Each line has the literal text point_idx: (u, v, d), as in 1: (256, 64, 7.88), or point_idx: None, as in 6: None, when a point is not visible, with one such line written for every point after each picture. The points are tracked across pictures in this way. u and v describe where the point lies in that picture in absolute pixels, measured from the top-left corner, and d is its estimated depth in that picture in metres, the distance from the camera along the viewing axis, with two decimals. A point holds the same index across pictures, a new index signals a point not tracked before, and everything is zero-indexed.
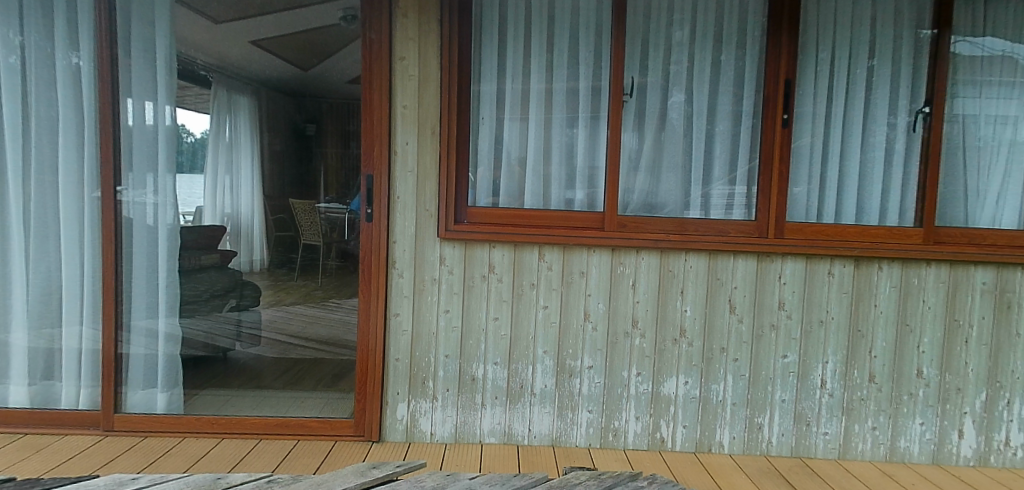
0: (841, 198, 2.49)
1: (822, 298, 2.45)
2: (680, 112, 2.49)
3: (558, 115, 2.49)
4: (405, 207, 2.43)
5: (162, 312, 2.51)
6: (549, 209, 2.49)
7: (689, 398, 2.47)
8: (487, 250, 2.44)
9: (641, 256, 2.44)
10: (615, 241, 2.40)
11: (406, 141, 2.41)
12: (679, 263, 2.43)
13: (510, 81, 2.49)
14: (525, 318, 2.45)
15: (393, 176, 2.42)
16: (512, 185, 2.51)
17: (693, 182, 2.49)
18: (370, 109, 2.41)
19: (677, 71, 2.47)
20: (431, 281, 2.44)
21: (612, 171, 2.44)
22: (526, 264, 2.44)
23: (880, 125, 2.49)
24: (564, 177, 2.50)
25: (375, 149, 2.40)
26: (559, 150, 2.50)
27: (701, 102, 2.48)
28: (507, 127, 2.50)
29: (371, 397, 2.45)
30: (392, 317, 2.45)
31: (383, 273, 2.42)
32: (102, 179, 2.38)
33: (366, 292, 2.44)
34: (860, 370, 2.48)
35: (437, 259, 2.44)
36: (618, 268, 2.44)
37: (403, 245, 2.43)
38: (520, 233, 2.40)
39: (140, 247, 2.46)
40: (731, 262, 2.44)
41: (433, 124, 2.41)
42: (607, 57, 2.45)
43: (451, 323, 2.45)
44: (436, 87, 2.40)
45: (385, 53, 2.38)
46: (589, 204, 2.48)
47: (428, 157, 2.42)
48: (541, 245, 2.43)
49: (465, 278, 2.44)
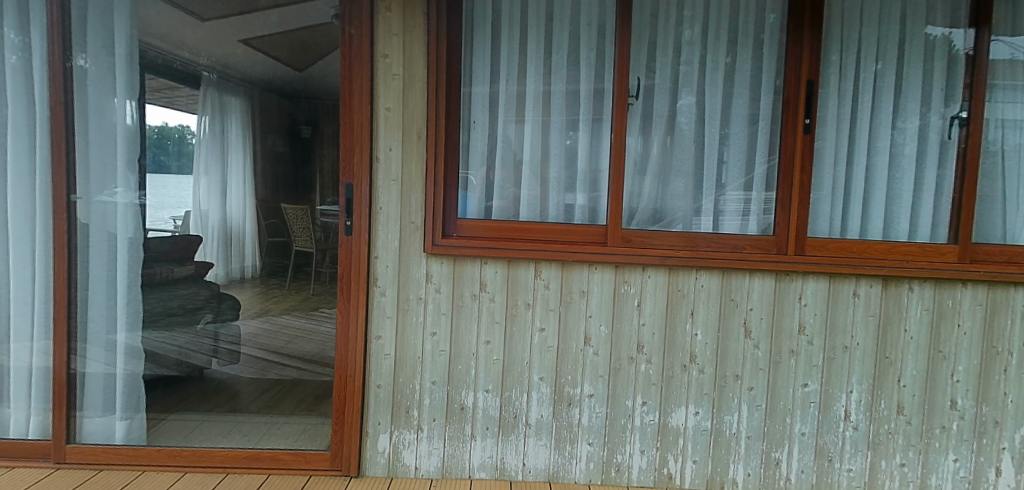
0: (866, 211, 2.27)
1: (846, 322, 2.23)
2: (690, 116, 2.27)
3: (557, 118, 2.28)
4: (388, 219, 2.21)
5: (121, 326, 2.31)
6: (547, 222, 2.27)
7: (699, 430, 2.25)
8: (478, 267, 2.22)
9: (647, 274, 2.21)
10: (619, 257, 2.18)
11: (389, 147, 2.20)
12: (689, 282, 2.21)
13: (504, 82, 2.27)
14: (520, 342, 2.23)
15: (375, 184, 2.21)
16: (506, 195, 2.29)
17: (704, 193, 2.27)
18: (350, 111, 2.19)
19: (687, 72, 2.26)
20: (416, 300, 2.23)
21: (615, 179, 2.22)
22: (521, 281, 2.22)
23: (910, 132, 2.26)
24: (563, 187, 2.28)
25: (354, 155, 2.19)
26: (558, 157, 2.28)
27: (713, 105, 2.26)
28: (501, 132, 2.29)
29: (350, 428, 2.24)
30: (373, 340, 2.24)
31: (363, 292, 2.21)
32: (54, 186, 2.18)
33: (345, 311, 2.23)
34: (888, 401, 2.26)
35: (423, 276, 2.22)
36: (621, 287, 2.21)
37: (386, 260, 2.22)
38: (514, 248, 2.18)
39: (97, 260, 2.25)
40: (747, 281, 2.21)
41: (419, 128, 2.20)
42: (610, 55, 2.23)
43: (438, 346, 2.24)
44: (422, 88, 2.19)
45: (367, 50, 2.17)
46: (591, 216, 2.27)
47: (413, 164, 2.20)
48: (538, 261, 2.21)
49: (454, 298, 2.23)
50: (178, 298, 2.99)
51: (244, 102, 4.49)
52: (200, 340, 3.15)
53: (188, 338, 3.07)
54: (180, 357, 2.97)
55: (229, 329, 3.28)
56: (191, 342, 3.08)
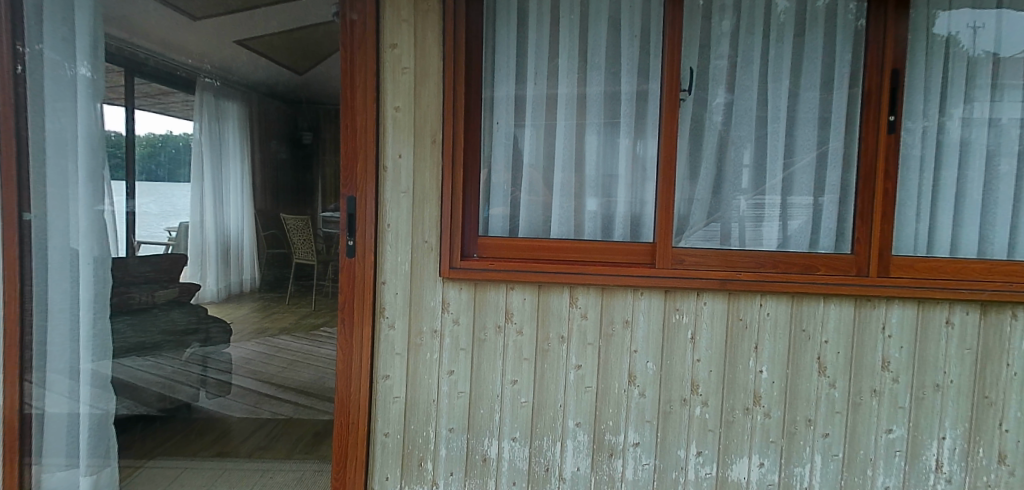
0: (961, 225, 1.91)
1: (939, 356, 1.88)
2: (749, 114, 1.93)
3: (593, 118, 1.95)
4: (397, 239, 1.89)
5: (86, 359, 1.98)
6: (583, 239, 1.94)
7: (765, 485, 1.91)
8: (503, 293, 1.89)
9: (703, 301, 1.87)
10: (669, 280, 1.84)
11: (398, 153, 1.88)
12: (752, 310, 1.87)
13: (532, 78, 1.95)
14: (551, 381, 1.90)
15: (382, 197, 1.88)
16: (534, 208, 1.97)
17: (767, 207, 1.94)
18: (351, 112, 1.86)
19: (746, 62, 1.93)
20: (429, 334, 1.90)
21: (665, 189, 1.87)
22: (553, 310, 1.89)
23: (1014, 128, 1.88)
24: (602, 199, 1.95)
25: (357, 163, 1.86)
26: (596, 163, 1.95)
27: (777, 103, 1.93)
28: (530, 136, 1.96)
29: (353, 484, 1.91)
30: (380, 380, 1.91)
31: (368, 324, 1.88)
32: (4, 203, 1.88)
33: (347, 346, 1.89)
34: (987, 449, 1.90)
35: (437, 304, 1.89)
36: (672, 317, 1.87)
37: (394, 286, 1.89)
38: (543, 271, 1.85)
39: (54, 287, 1.93)
40: (821, 308, 1.87)
41: (433, 132, 1.87)
42: (656, 44, 1.90)
43: (456, 387, 1.90)
44: (436, 83, 1.87)
45: (373, 39, 1.85)
46: (634, 232, 1.93)
47: (426, 173, 1.88)
48: (572, 286, 1.88)
49: (474, 330, 1.89)
50: (156, 325, 2.64)
51: (241, 107, 4.21)
52: (186, 369, 2.77)
53: (170, 368, 2.69)
54: (162, 390, 2.61)
55: (216, 352, 2.93)
56: (176, 373, 2.71)
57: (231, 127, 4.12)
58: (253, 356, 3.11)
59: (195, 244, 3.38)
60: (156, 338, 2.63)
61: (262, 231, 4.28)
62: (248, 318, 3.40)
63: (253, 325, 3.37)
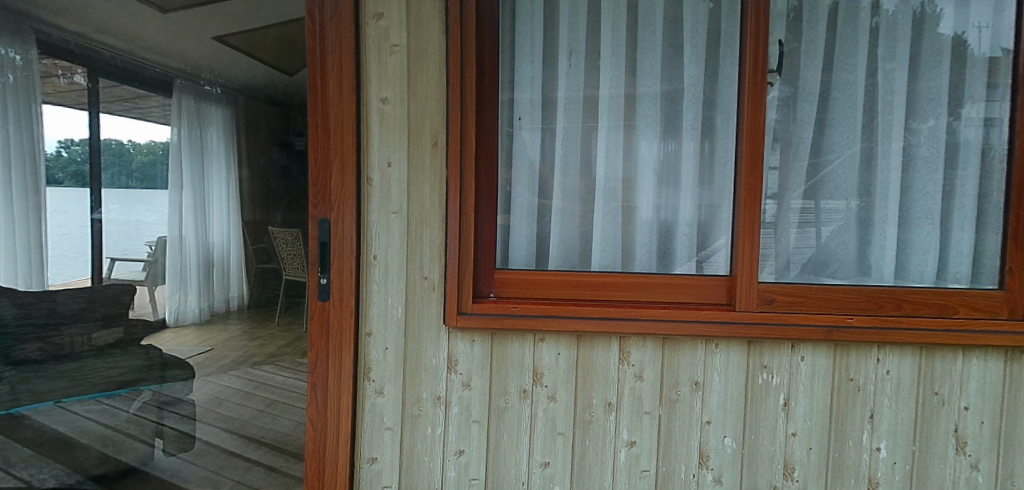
0: None
1: None
2: (853, 102, 1.46)
3: (646, 111, 1.46)
4: (386, 275, 1.41)
5: None
6: (634, 272, 1.46)
7: None
8: (529, 345, 1.41)
9: (799, 356, 1.39)
10: (752, 328, 1.37)
11: (385, 160, 1.41)
12: (865, 366, 1.38)
13: (565, 58, 1.47)
14: (594, 462, 1.42)
15: (365, 219, 1.41)
16: (569, 233, 1.48)
17: (879, 225, 1.46)
18: (323, 106, 1.40)
19: (850, 34, 1.45)
20: (431, 402, 1.42)
21: (747, 204, 1.38)
22: (596, 368, 1.41)
23: None
24: (660, 217, 1.47)
25: (331, 175, 1.39)
26: (650, 173, 1.47)
27: (892, 88, 1.45)
28: (561, 136, 1.48)
29: None
30: (364, 463, 1.43)
31: (347, 389, 1.40)
32: None
33: (320, 421, 1.41)
34: None
35: (442, 362, 1.41)
36: (758, 377, 1.39)
37: (383, 337, 1.41)
38: (583, 316, 1.38)
39: None
40: (959, 364, 1.38)
41: (433, 131, 1.40)
42: (730, 11, 1.43)
43: (467, 473, 1.42)
44: (437, 64, 1.40)
45: (350, 7, 1.39)
46: (702, 259, 1.45)
47: (424, 185, 1.40)
48: (621, 336, 1.40)
49: (491, 396, 1.41)
50: (84, 371, 1.99)
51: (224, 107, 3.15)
52: (141, 419, 1.98)
53: (125, 415, 1.96)
54: (102, 448, 1.86)
55: (168, 391, 2.07)
56: (126, 422, 1.95)
57: (215, 130, 3.10)
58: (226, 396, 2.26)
59: (177, 264, 2.75)
60: (80, 380, 1.96)
61: (252, 245, 3.32)
62: (225, 348, 2.59)
63: (231, 355, 2.55)
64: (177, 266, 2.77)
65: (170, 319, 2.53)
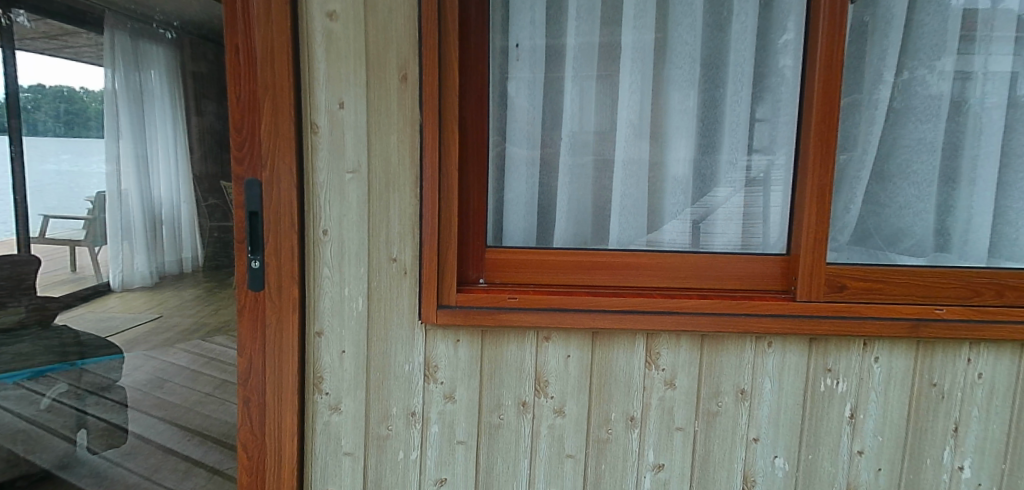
0: None
1: None
2: (949, 31, 1.13)
3: (682, 39, 1.10)
4: (341, 256, 1.06)
5: None
6: (668, 250, 1.13)
7: None
8: (533, 347, 1.08)
9: (871, 357, 1.10)
10: (818, 324, 1.07)
11: (336, 100, 1.03)
12: (951, 369, 1.10)
13: None
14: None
15: (310, 181, 1.04)
16: (580, 199, 1.14)
17: (969, 191, 1.16)
18: (246, 24, 1.02)
19: None
20: (402, 419, 1.09)
21: (820, 162, 1.05)
22: (616, 374, 1.09)
23: None
24: (699, 180, 1.13)
25: (262, 120, 1.02)
26: (687, 121, 1.12)
27: (999, 14, 1.12)
28: (573, 69, 1.12)
29: None
30: None
31: (291, 405, 1.07)
32: None
33: (255, 446, 1.09)
34: None
35: (415, 369, 1.08)
36: (819, 384, 1.11)
37: (338, 337, 1.07)
38: (605, 310, 1.06)
39: None
40: None
41: (400, 61, 1.02)
42: None
43: None
44: None
45: None
46: (753, 233, 1.13)
47: (388, 134, 1.04)
48: (652, 334, 1.08)
49: (482, 412, 1.09)
50: None
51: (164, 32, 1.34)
52: (60, 406, 1.55)
53: (42, 403, 1.52)
54: (11, 445, 1.48)
55: (98, 371, 1.55)
56: (41, 411, 1.52)
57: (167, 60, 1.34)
58: (167, 375, 1.52)
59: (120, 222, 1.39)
60: None
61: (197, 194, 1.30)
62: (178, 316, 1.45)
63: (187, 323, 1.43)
64: (117, 228, 1.40)
65: (115, 284, 1.45)
